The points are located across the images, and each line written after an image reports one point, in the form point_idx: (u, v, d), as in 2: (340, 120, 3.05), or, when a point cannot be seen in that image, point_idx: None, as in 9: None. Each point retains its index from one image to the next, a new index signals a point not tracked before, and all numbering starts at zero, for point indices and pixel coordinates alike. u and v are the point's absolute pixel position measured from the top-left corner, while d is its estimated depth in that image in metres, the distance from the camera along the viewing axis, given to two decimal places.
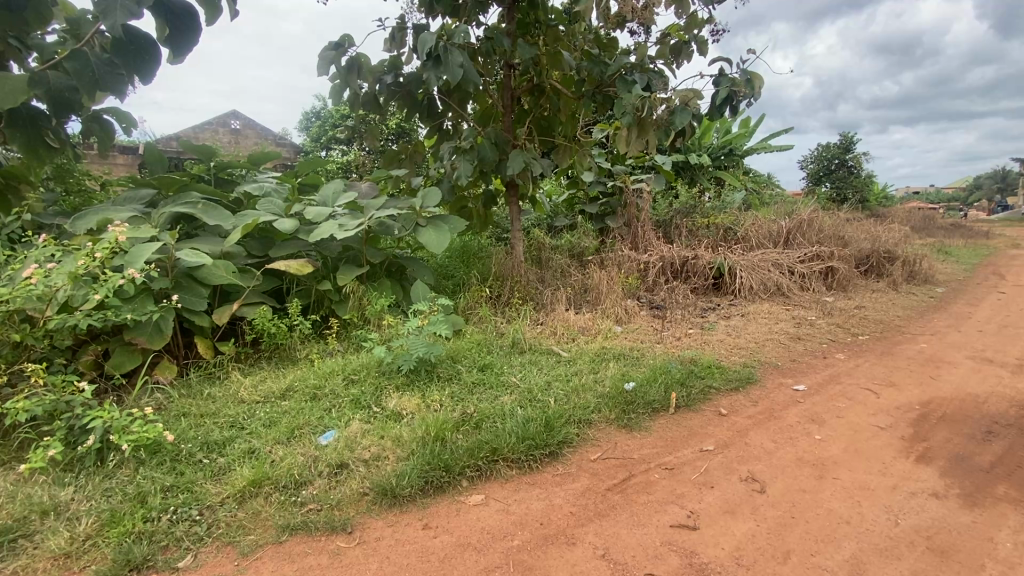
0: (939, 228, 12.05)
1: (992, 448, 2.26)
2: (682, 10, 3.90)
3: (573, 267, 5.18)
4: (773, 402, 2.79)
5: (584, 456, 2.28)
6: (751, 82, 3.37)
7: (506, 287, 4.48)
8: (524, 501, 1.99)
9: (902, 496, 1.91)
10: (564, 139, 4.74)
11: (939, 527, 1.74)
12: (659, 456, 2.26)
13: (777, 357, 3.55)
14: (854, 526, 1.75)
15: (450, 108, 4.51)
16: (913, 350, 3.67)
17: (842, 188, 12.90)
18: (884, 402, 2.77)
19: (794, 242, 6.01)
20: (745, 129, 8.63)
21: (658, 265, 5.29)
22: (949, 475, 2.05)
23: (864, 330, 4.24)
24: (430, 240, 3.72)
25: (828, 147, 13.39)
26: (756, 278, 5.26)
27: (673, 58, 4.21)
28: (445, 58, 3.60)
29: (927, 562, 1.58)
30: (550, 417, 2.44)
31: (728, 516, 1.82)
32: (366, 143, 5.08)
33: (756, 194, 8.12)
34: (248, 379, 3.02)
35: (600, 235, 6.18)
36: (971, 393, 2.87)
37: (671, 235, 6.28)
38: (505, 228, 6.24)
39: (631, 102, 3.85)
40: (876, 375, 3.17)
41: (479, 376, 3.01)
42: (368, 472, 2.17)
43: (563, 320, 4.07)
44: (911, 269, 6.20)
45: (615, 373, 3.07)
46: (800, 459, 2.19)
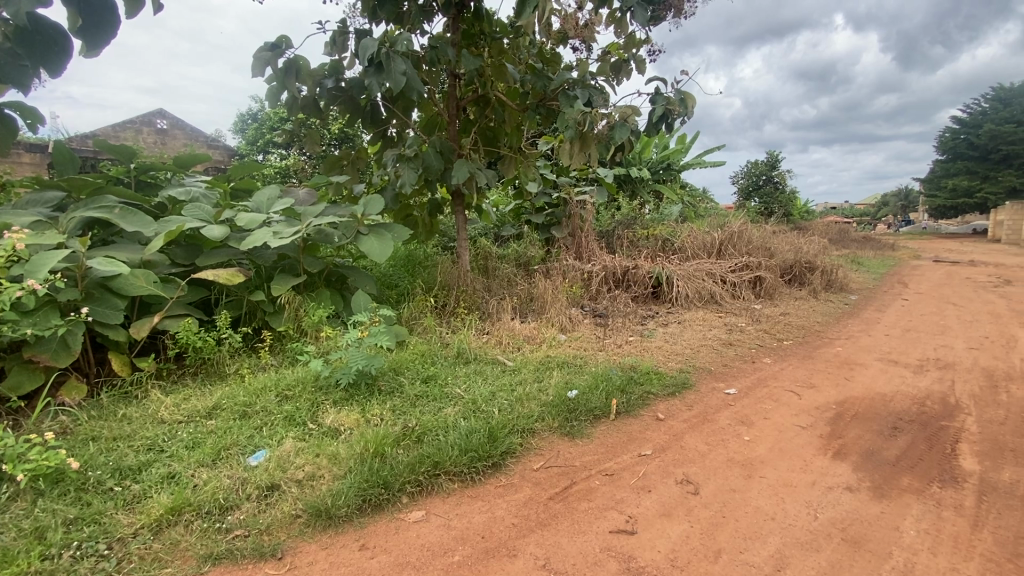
0: (853, 241, 13.17)
1: (897, 443, 2.46)
2: (622, 30, 4.06)
3: (519, 276, 5.22)
4: (707, 406, 2.92)
5: (526, 466, 2.28)
6: (684, 101, 3.55)
7: (452, 297, 4.45)
8: (466, 515, 1.95)
9: (819, 491, 2.04)
10: (509, 150, 4.80)
11: (853, 518, 1.87)
12: (600, 462, 2.30)
13: (710, 362, 3.73)
14: (778, 522, 1.85)
15: (394, 115, 4.44)
16: (831, 354, 3.96)
17: (770, 203, 13.82)
18: (805, 403, 2.96)
19: (726, 252, 6.35)
20: (682, 145, 9.08)
21: (601, 274, 5.49)
22: (861, 470, 2.21)
23: (788, 335, 4.54)
24: (372, 248, 3.60)
25: (757, 164, 14.31)
26: (691, 287, 5.52)
27: (613, 75, 4.36)
28: (387, 66, 3.54)
29: (843, 553, 1.68)
30: (493, 428, 2.43)
31: (664, 519, 1.87)
32: (306, 148, 4.90)
33: (691, 208, 8.54)
34: (169, 397, 2.81)
35: (546, 245, 6.28)
36: (880, 392, 3.13)
37: (613, 246, 6.57)
38: (451, 237, 6.20)
39: (573, 116, 3.93)
40: (799, 377, 3.40)
41: (423, 388, 2.94)
42: (302, 493, 2.06)
43: (508, 329, 4.09)
44: (829, 278, 6.71)
45: (558, 381, 3.10)
46: (730, 460, 2.30)
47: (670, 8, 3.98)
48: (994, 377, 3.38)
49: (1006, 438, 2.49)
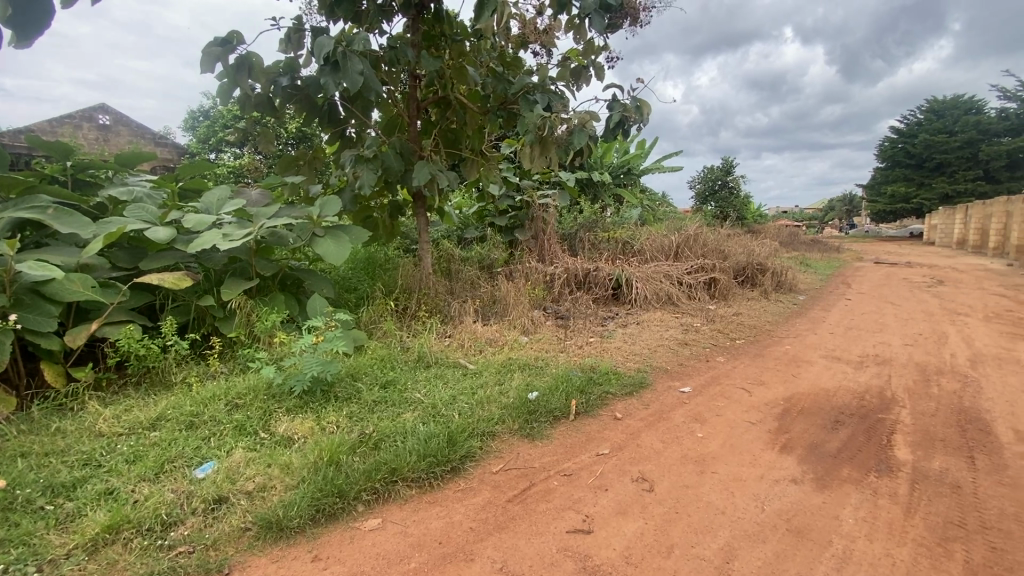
0: (802, 244, 13.82)
1: (839, 435, 2.59)
2: (580, 36, 4.12)
3: (482, 279, 5.22)
4: (663, 405, 2.99)
5: (486, 469, 2.28)
6: (640, 108, 3.63)
7: (413, 301, 4.39)
8: (423, 522, 1.92)
9: (767, 484, 2.12)
10: (470, 152, 4.79)
11: (797, 509, 1.95)
12: (559, 463, 2.32)
13: (666, 361, 3.82)
14: (727, 516, 1.91)
15: (352, 115, 4.35)
16: (780, 352, 4.14)
17: (726, 207, 14.32)
18: (755, 399, 3.08)
19: (683, 255, 6.55)
20: (642, 150, 9.30)
21: (563, 276, 5.55)
22: (805, 462, 2.31)
23: (741, 334, 4.72)
24: (328, 250, 3.51)
25: (713, 170, 14.83)
26: (650, 288, 5.66)
27: (573, 80, 4.42)
28: (344, 65, 3.47)
29: (787, 543, 1.75)
30: (452, 431, 2.41)
31: (620, 517, 1.90)
32: (260, 148, 4.74)
33: (650, 211, 8.76)
34: (108, 409, 2.65)
35: (509, 247, 6.30)
36: (824, 387, 3.29)
37: (575, 248, 6.64)
38: (413, 239, 6.13)
39: (533, 120, 3.96)
40: (750, 375, 3.53)
41: (381, 394, 2.89)
42: (252, 505, 1.99)
43: (470, 332, 4.08)
44: (779, 279, 7.02)
45: (519, 384, 3.11)
46: (684, 456, 2.36)
47: (626, 16, 4.07)
48: (926, 371, 3.61)
49: (936, 428, 2.66)
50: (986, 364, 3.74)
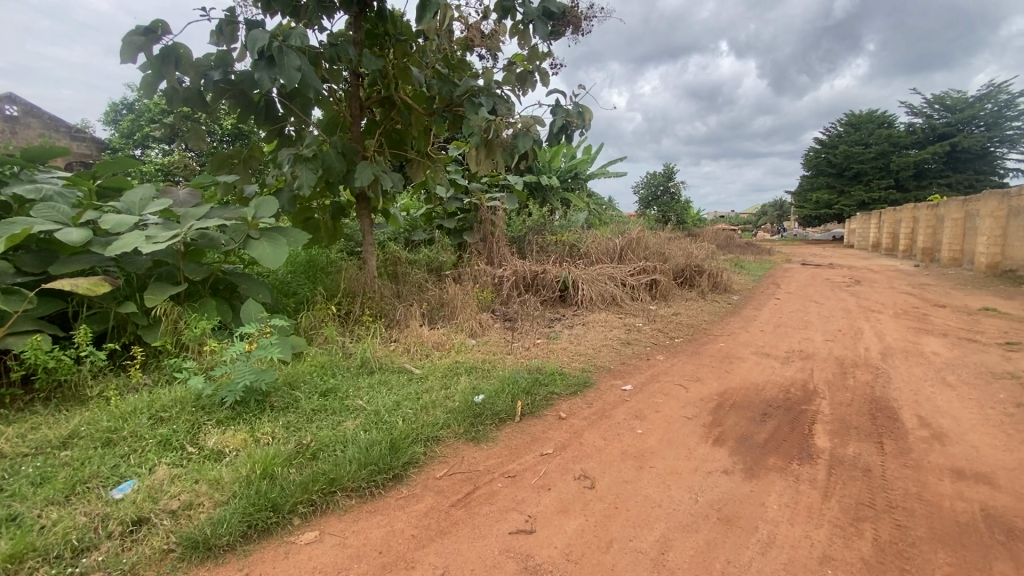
0: (737, 247, 14.62)
1: (766, 427, 2.76)
2: (524, 42, 4.17)
3: (430, 282, 5.16)
4: (606, 403, 3.07)
5: (429, 475, 2.25)
6: (582, 114, 3.72)
7: (356, 304, 4.28)
8: (363, 532, 1.88)
9: (700, 476, 2.22)
10: (415, 154, 4.73)
11: (728, 499, 2.05)
12: (503, 465, 2.33)
13: (610, 361, 3.93)
14: (663, 508, 1.98)
15: (291, 113, 4.18)
16: (715, 349, 4.35)
17: (667, 212, 14.92)
18: (691, 395, 3.22)
19: (627, 257, 6.75)
20: (588, 155, 9.52)
21: (511, 279, 5.59)
22: (735, 454, 2.44)
23: (679, 333, 4.93)
24: (264, 253, 3.35)
25: (656, 176, 15.41)
26: (595, 290, 5.80)
27: (518, 84, 4.47)
28: (279, 60, 3.32)
29: (718, 531, 1.84)
30: (395, 438, 2.37)
31: (562, 515, 1.93)
32: (190, 146, 4.46)
33: (596, 215, 8.97)
34: (11, 428, 2.41)
35: (457, 250, 6.27)
36: (754, 381, 3.50)
37: (524, 251, 6.71)
38: (357, 242, 5.97)
39: (478, 123, 3.96)
40: (687, 372, 3.69)
41: (321, 403, 2.79)
42: (176, 524, 1.86)
43: (416, 336, 4.02)
44: (715, 280, 7.39)
45: (465, 387, 3.10)
46: (625, 452, 2.44)
47: (569, 24, 4.15)
48: (844, 364, 3.91)
49: (851, 417, 2.88)
50: (894, 357, 4.09)
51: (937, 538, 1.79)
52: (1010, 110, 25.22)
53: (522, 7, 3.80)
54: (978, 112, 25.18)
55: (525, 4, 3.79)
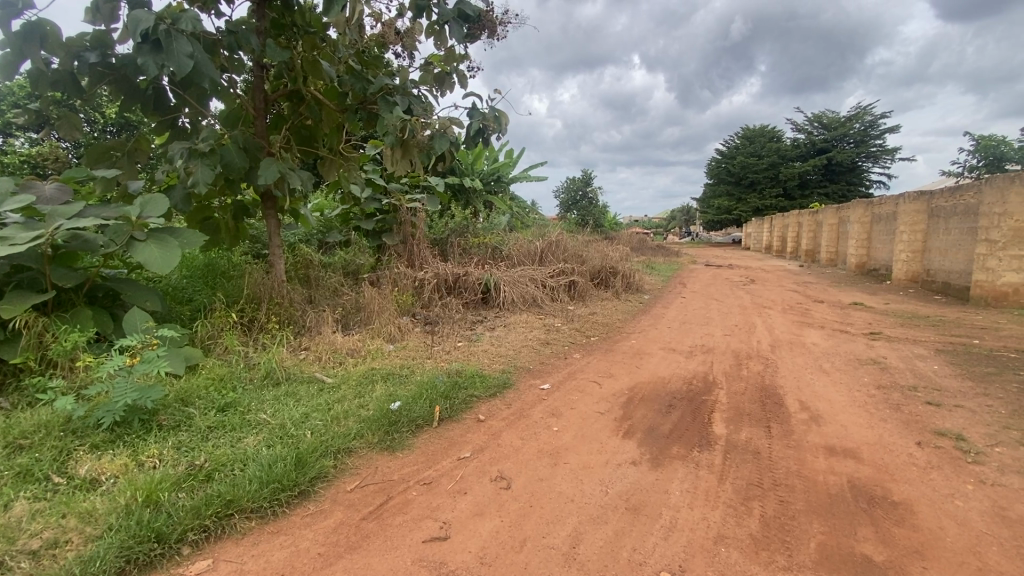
0: (649, 249, 15.52)
1: (672, 417, 2.94)
2: (441, 42, 4.12)
3: (345, 286, 4.96)
4: (524, 403, 3.11)
5: (339, 489, 2.14)
6: (498, 118, 3.73)
7: (262, 311, 3.99)
8: (264, 555, 1.75)
9: (611, 468, 2.32)
10: (327, 152, 4.51)
11: (636, 489, 2.15)
12: (419, 472, 2.27)
13: (529, 361, 4.00)
14: (575, 503, 2.04)
15: (185, 103, 3.75)
16: (627, 346, 4.58)
17: (586, 216, 15.51)
18: (605, 390, 3.35)
19: (547, 259, 6.90)
20: (510, 158, 9.63)
21: (432, 281, 5.51)
22: (642, 445, 2.57)
23: (595, 332, 5.12)
24: (151, 257, 3.01)
25: (575, 181, 15.99)
26: (516, 292, 5.88)
27: (436, 85, 4.41)
28: (167, 45, 3.01)
29: (625, 521, 1.93)
30: (302, 453, 2.25)
31: (477, 519, 1.93)
32: (61, 135, 3.93)
33: (518, 218, 9.10)
34: None
35: (376, 253, 6.07)
36: (662, 375, 3.71)
37: (445, 253, 6.65)
38: (264, 244, 5.58)
39: (393, 123, 3.83)
40: (601, 369, 3.85)
41: (218, 419, 2.57)
42: (36, 567, 1.62)
43: (329, 343, 3.84)
44: (629, 281, 7.78)
45: (381, 394, 3.00)
46: (540, 450, 2.49)
47: (485, 29, 4.15)
48: (740, 356, 4.26)
49: (744, 404, 3.14)
50: (782, 348, 4.53)
51: (812, 510, 2.00)
52: (872, 130, 28.97)
53: (437, 7, 3.76)
54: (848, 131, 28.66)
55: (440, 5, 3.74)
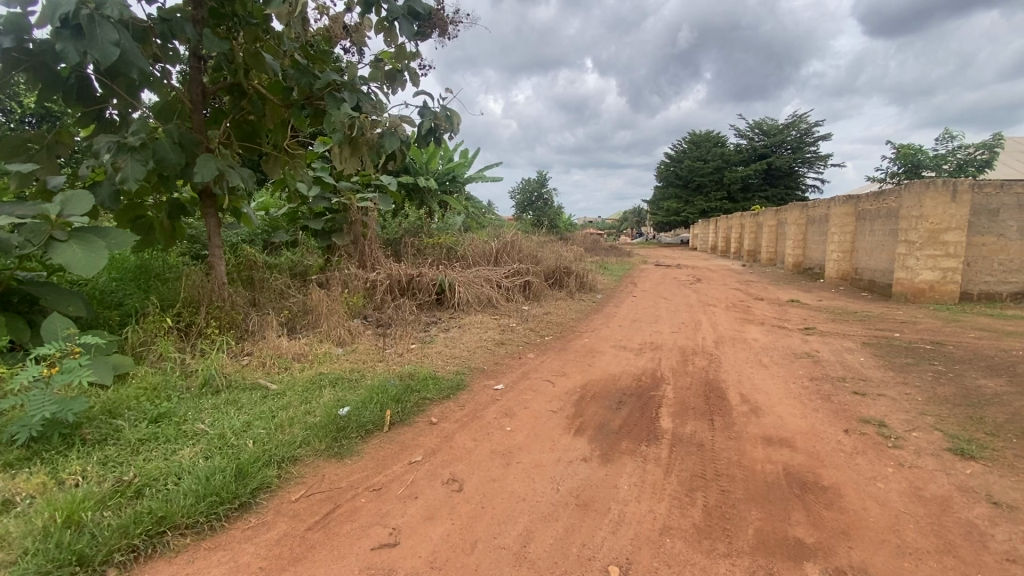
0: (603, 250, 15.85)
1: (622, 413, 3.01)
2: (391, 39, 4.05)
3: (292, 288, 4.78)
4: (477, 404, 3.11)
5: (283, 499, 2.06)
6: (450, 118, 3.68)
7: (200, 315, 3.78)
8: (201, 572, 1.66)
9: (562, 466, 2.35)
10: (271, 148, 4.33)
11: (586, 485, 2.19)
12: (368, 479, 2.22)
13: (484, 361, 4.00)
14: (526, 501, 2.06)
15: (113, 93, 3.50)
16: (581, 344, 4.65)
17: (541, 216, 15.67)
18: (558, 389, 3.40)
19: (502, 260, 6.91)
20: (465, 158, 9.60)
21: (385, 282, 5.40)
22: (593, 441, 2.62)
23: (549, 331, 5.18)
24: (73, 260, 2.79)
25: (530, 183, 16.15)
26: (471, 292, 5.85)
27: (386, 83, 4.32)
28: (90, 31, 2.78)
29: (576, 517, 1.96)
30: (242, 463, 2.15)
31: (427, 523, 1.90)
32: None
33: (473, 219, 9.07)
34: None
35: (325, 253, 5.89)
36: (613, 372, 3.80)
37: (399, 253, 6.54)
38: (203, 244, 5.30)
39: (340, 120, 3.68)
40: (554, 368, 3.89)
41: (151, 431, 2.42)
42: None
43: (274, 347, 3.69)
44: (582, 280, 7.92)
45: (329, 400, 2.91)
46: (493, 451, 2.49)
47: (435, 27, 4.12)
48: (686, 353, 4.43)
49: (690, 399, 3.27)
50: (725, 344, 4.74)
51: (751, 498, 2.10)
52: (807, 137, 30.80)
53: (386, 3, 3.68)
54: (785, 138, 30.35)
55: (390, 1, 3.67)
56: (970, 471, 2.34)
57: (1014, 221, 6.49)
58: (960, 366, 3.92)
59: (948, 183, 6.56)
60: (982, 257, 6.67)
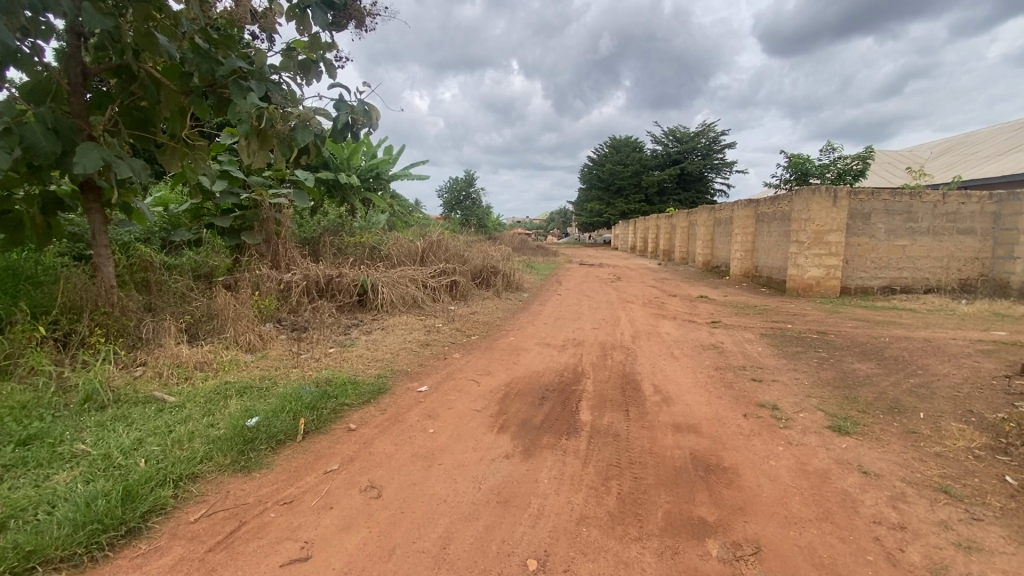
0: (530, 249, 16.13)
1: (544, 409, 3.08)
2: (304, 27, 3.83)
3: (195, 291, 4.40)
4: (399, 407, 3.04)
5: (179, 520, 1.90)
6: (368, 113, 3.54)
7: (83, 323, 3.38)
8: None
9: (484, 464, 2.36)
10: (167, 138, 3.93)
11: (506, 482, 2.22)
12: (278, 492, 2.10)
13: (407, 363, 3.92)
14: (447, 502, 2.04)
15: None
16: (506, 343, 4.70)
17: (469, 216, 15.66)
18: (482, 388, 3.41)
19: (427, 259, 6.81)
20: (390, 155, 9.35)
21: (301, 284, 5.14)
22: (515, 438, 2.66)
23: (476, 331, 5.18)
24: None
25: (457, 182, 16.07)
26: (395, 293, 5.71)
27: (300, 73, 4.09)
28: None
29: (496, 514, 1.97)
30: (131, 485, 1.96)
31: (343, 533, 1.83)
32: None
33: (397, 217, 8.86)
34: None
35: (234, 253, 5.47)
36: (537, 369, 3.87)
37: (317, 253, 6.24)
38: (87, 243, 4.73)
39: (246, 110, 3.37)
40: (479, 367, 3.90)
41: (18, 455, 2.13)
42: None
43: (173, 356, 3.38)
44: (509, 279, 8.00)
45: (236, 411, 2.71)
46: (414, 454, 2.44)
47: (352, 18, 3.95)
48: (606, 347, 4.61)
49: (608, 391, 3.41)
50: (641, 338, 5.00)
51: (661, 483, 2.23)
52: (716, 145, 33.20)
53: None
54: (696, 145, 32.51)
55: None
56: (845, 445, 2.64)
57: (882, 224, 7.40)
58: (840, 352, 4.41)
59: (830, 189, 7.35)
60: (858, 255, 7.55)
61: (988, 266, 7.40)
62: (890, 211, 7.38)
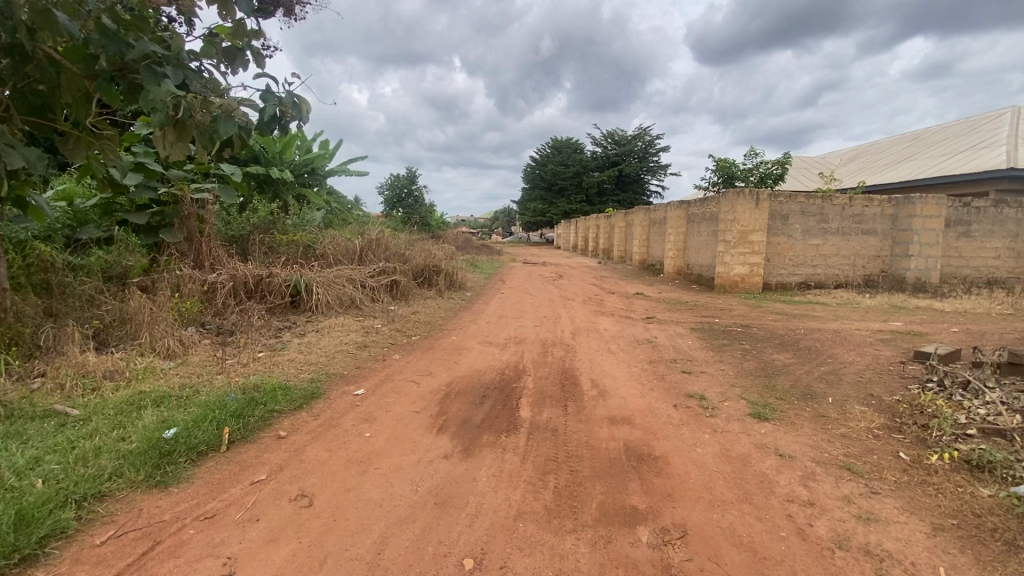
0: (474, 248, 16.09)
1: (484, 408, 3.08)
2: (227, 12, 3.60)
3: (105, 294, 4.04)
4: (334, 412, 2.94)
5: (84, 544, 1.74)
6: (297, 105, 3.37)
7: None
8: None
9: (422, 466, 2.33)
10: (68, 126, 3.55)
11: (444, 483, 2.20)
12: (198, 507, 1.97)
13: (343, 366, 3.80)
14: (384, 507, 2.00)
15: None
16: (447, 342, 4.66)
17: (411, 214, 15.38)
18: (421, 389, 3.36)
19: (366, 258, 6.63)
20: (326, 150, 9.00)
21: (227, 284, 4.85)
22: (454, 438, 2.64)
23: (417, 331, 5.11)
24: None
25: (398, 179, 15.72)
26: (331, 293, 5.52)
27: (224, 60, 3.84)
28: None
29: (433, 515, 1.96)
30: (25, 508, 1.77)
31: (270, 546, 1.75)
32: None
33: (334, 215, 8.55)
34: None
35: (151, 252, 5.07)
36: (478, 368, 3.87)
37: (246, 251, 5.91)
38: None
39: (161, 97, 3.04)
40: (419, 367, 3.85)
41: None
42: None
43: (79, 365, 3.09)
44: (452, 278, 7.93)
45: (151, 422, 2.52)
46: (349, 460, 2.37)
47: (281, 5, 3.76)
48: (547, 345, 4.68)
49: (547, 388, 3.46)
50: (580, 334, 5.12)
51: (596, 475, 2.30)
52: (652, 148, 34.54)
53: None
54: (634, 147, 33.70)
55: None
56: (763, 430, 2.83)
57: (798, 225, 8.00)
58: (761, 344, 4.72)
59: (753, 192, 7.85)
60: (777, 254, 8.12)
61: (887, 263, 8.19)
62: (805, 213, 7.99)
